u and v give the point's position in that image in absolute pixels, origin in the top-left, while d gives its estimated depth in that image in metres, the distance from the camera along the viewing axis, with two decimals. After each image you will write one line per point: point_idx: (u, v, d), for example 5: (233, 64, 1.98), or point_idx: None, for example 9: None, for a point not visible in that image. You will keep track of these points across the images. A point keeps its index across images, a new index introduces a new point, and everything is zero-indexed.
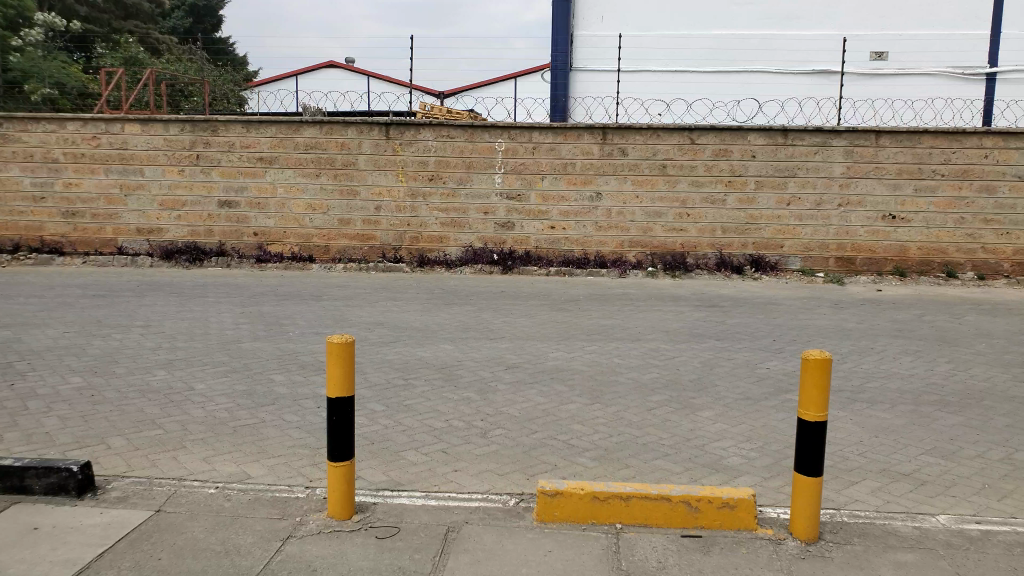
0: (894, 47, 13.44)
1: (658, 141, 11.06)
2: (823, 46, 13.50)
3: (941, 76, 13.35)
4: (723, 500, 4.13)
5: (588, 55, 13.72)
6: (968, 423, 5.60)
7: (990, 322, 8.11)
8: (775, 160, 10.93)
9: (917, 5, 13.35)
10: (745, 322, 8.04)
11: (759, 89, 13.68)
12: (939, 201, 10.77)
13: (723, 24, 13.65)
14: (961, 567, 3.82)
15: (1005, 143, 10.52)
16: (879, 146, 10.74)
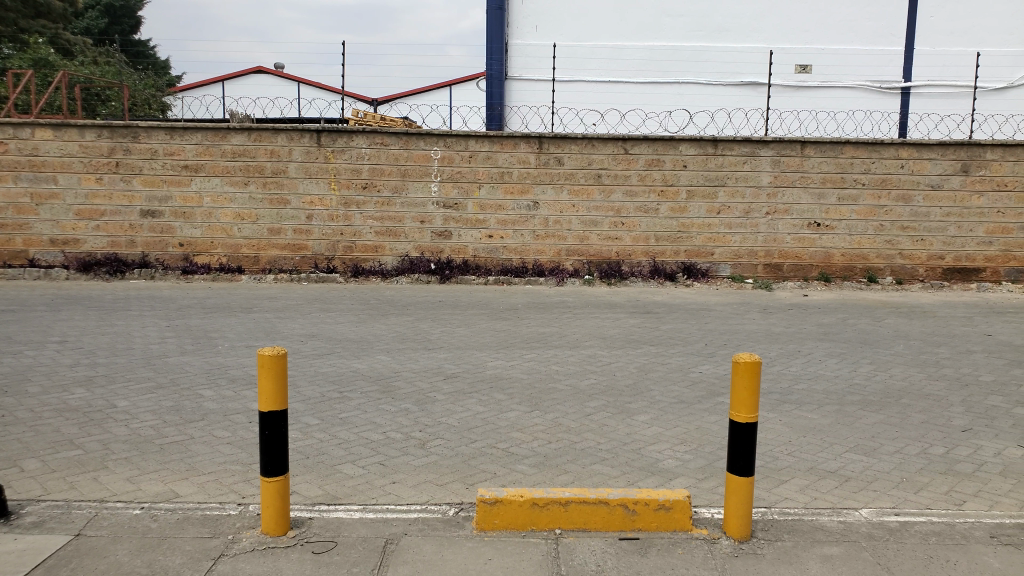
0: (817, 60, 13.96)
1: (592, 151, 11.23)
2: (751, 59, 13.95)
3: (860, 89, 13.95)
4: (660, 502, 4.19)
5: (524, 64, 13.83)
6: (888, 421, 5.85)
7: (908, 324, 8.51)
8: (705, 170, 11.23)
9: (838, 20, 13.89)
10: (678, 328, 8.21)
11: (690, 100, 14.06)
12: (861, 209, 11.25)
13: (656, 36, 13.94)
14: (882, 558, 3.99)
15: (919, 154, 11.06)
16: (804, 156, 11.14)
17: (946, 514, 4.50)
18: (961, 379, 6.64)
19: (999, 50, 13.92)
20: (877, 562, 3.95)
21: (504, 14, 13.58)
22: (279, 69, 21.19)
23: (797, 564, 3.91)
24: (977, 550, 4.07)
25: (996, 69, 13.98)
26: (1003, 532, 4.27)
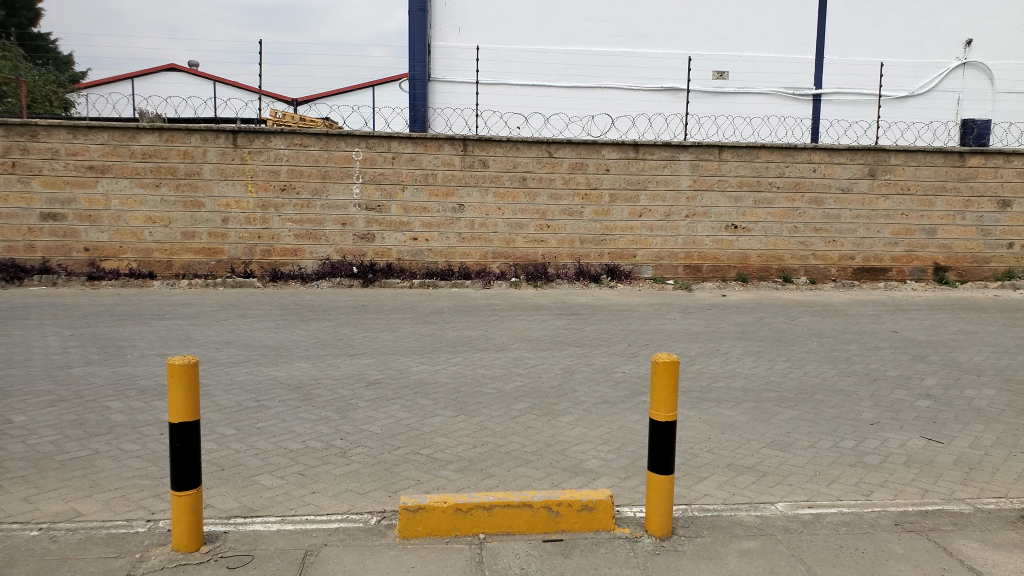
0: (734, 67, 14.37)
1: (517, 153, 11.25)
2: (670, 64, 14.26)
3: (775, 96, 14.46)
4: (583, 502, 4.22)
5: (447, 66, 13.78)
6: (802, 416, 6.06)
7: (820, 322, 8.84)
8: (627, 173, 11.42)
9: (754, 29, 14.33)
10: (602, 329, 8.32)
11: (612, 105, 14.28)
12: (776, 211, 11.64)
13: (579, 40, 14.08)
14: (796, 550, 4.11)
15: (830, 158, 11.53)
16: (721, 160, 11.47)
17: (856, 504, 4.68)
18: (870, 374, 6.94)
19: (901, 60, 14.60)
20: (791, 554, 4.07)
21: (426, 15, 13.48)
22: (194, 67, 20.49)
23: (715, 559, 3.99)
24: (883, 538, 4.25)
25: (898, 79, 14.66)
26: (907, 520, 4.47)
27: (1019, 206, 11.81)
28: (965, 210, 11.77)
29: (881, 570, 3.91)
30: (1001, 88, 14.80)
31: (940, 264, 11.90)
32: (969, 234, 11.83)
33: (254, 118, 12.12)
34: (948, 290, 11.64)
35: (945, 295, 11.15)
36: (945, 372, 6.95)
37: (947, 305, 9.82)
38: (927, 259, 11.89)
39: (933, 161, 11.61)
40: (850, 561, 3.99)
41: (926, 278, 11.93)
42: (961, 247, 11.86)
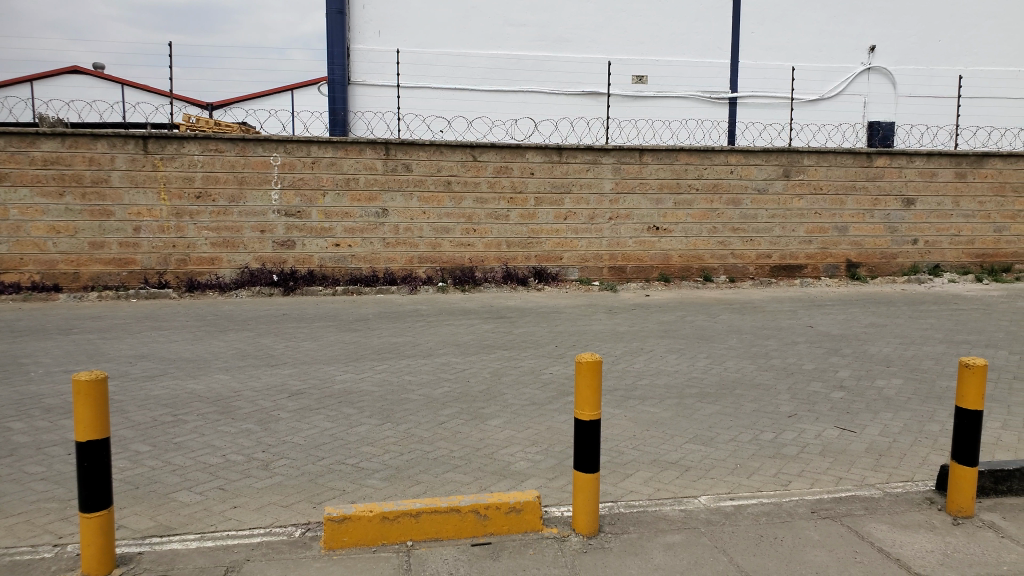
0: (652, 71, 14.56)
1: (441, 157, 11.25)
2: (591, 69, 14.40)
3: (694, 100, 14.73)
4: (511, 504, 4.22)
5: (367, 70, 13.65)
6: (723, 411, 6.22)
7: (740, 319, 9.10)
8: (551, 177, 11.53)
9: (671, 34, 14.58)
10: (530, 331, 8.37)
11: (535, 109, 14.36)
12: (696, 213, 11.96)
13: (499, 44, 14.12)
14: (718, 541, 4.22)
15: (745, 160, 11.92)
16: (642, 163, 11.71)
17: (775, 495, 4.84)
18: (787, 368, 7.19)
19: (811, 65, 15.02)
20: (713, 545, 4.17)
21: (345, 18, 13.35)
22: (100, 70, 19.66)
23: (641, 554, 4.06)
24: (800, 526, 4.40)
25: (808, 82, 15.04)
26: (822, 507, 4.65)
27: (922, 204, 12.45)
28: (873, 208, 12.34)
29: (799, 557, 4.05)
30: (904, 91, 15.24)
31: (852, 261, 12.44)
32: (878, 231, 12.41)
33: (165, 123, 11.69)
34: (859, 286, 12.17)
35: (858, 291, 11.65)
36: (857, 364, 7.25)
37: (858, 300, 10.27)
38: (840, 257, 12.41)
39: (843, 161, 12.12)
40: (769, 550, 4.12)
41: (839, 274, 12.44)
42: (871, 244, 12.43)
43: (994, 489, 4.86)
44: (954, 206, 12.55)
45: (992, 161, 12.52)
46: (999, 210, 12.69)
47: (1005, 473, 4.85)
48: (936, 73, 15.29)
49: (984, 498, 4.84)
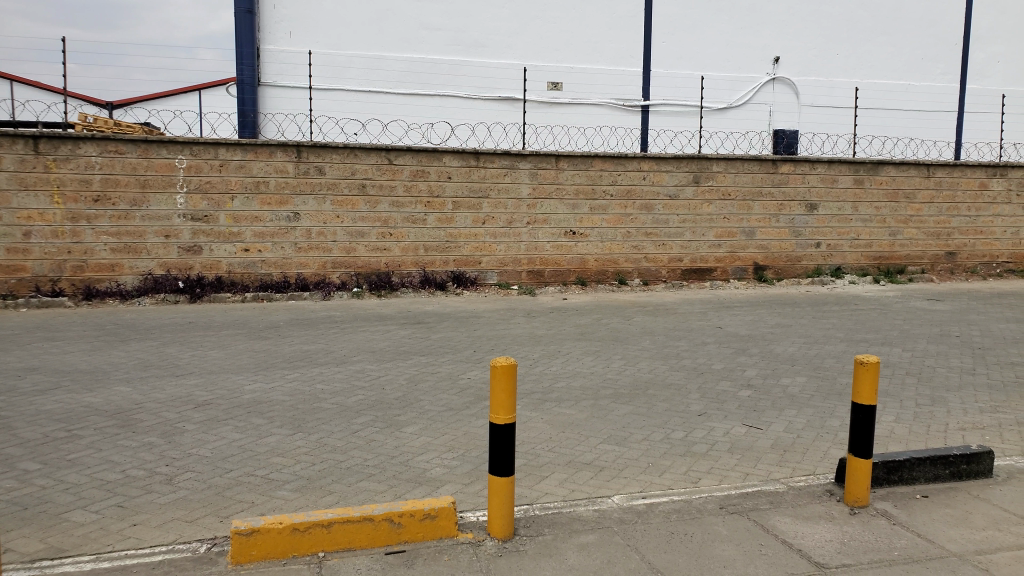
0: (567, 78, 14.53)
1: (355, 160, 11.10)
2: (506, 75, 14.32)
3: (606, 107, 14.76)
4: (425, 511, 4.19)
5: (278, 71, 13.34)
6: (636, 411, 6.36)
7: (652, 321, 9.33)
8: (469, 181, 11.55)
9: (584, 41, 14.57)
10: (447, 336, 8.34)
11: (452, 113, 14.17)
12: (610, 218, 12.19)
13: (414, 48, 13.91)
14: (630, 539, 4.31)
15: (657, 166, 12.21)
16: (558, 169, 11.85)
17: (685, 492, 4.97)
18: (697, 368, 7.40)
19: (719, 74, 15.25)
20: (626, 544, 4.26)
21: (254, 17, 12.98)
22: None
23: (555, 555, 4.09)
24: (709, 522, 4.53)
25: (716, 91, 15.28)
26: (730, 503, 4.80)
27: (824, 209, 13.06)
28: (779, 213, 12.86)
29: (707, 552, 4.17)
30: (806, 101, 15.66)
31: (759, 264, 12.92)
32: (783, 235, 12.94)
33: (58, 123, 11.08)
34: (766, 288, 12.67)
35: (763, 292, 12.11)
36: (764, 363, 7.54)
37: (764, 301, 10.67)
38: (747, 260, 12.88)
39: (749, 168, 12.60)
40: (679, 546, 4.22)
41: (747, 277, 12.92)
42: (777, 247, 12.94)
43: (887, 479, 5.13)
44: (854, 210, 13.21)
45: (887, 169, 13.25)
46: (894, 215, 13.43)
47: (896, 463, 5.12)
48: (836, 84, 15.76)
49: (877, 488, 5.10)
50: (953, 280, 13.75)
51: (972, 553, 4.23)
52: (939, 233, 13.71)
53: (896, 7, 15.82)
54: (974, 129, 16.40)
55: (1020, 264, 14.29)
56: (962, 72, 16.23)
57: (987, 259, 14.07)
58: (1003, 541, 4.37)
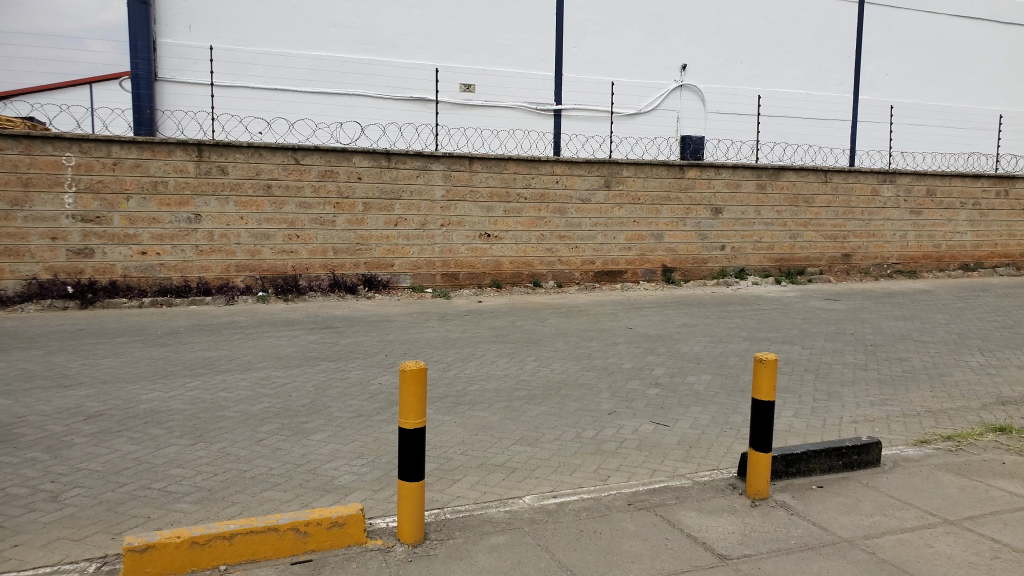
0: (480, 81, 14.11)
1: (260, 160, 10.81)
2: (419, 75, 13.72)
3: (519, 111, 14.37)
4: (332, 519, 4.09)
5: (176, 66, 12.47)
6: (548, 411, 6.42)
7: (566, 322, 9.44)
8: (380, 182, 11.42)
9: (495, 43, 14.16)
10: (358, 341, 8.21)
11: (363, 113, 13.46)
12: (524, 220, 12.29)
13: (322, 46, 13.17)
14: (541, 539, 4.33)
15: (570, 170, 12.40)
16: (472, 171, 11.88)
17: (594, 490, 5.04)
18: (608, 368, 7.54)
19: (629, 80, 15.06)
20: (536, 544, 4.28)
21: (149, 9, 12.08)
22: None
23: (465, 557, 4.08)
24: (617, 518, 4.61)
25: (626, 97, 15.04)
26: (638, 499, 4.90)
27: (728, 212, 13.55)
28: (685, 217, 13.26)
29: (615, 548, 4.24)
30: (712, 108, 15.69)
31: (668, 266, 13.28)
32: (690, 238, 13.35)
33: None
34: (675, 289, 13.04)
35: (672, 293, 12.46)
36: (671, 361, 7.76)
37: (672, 302, 10.96)
38: (656, 262, 13.21)
39: (658, 172, 12.96)
40: (588, 544, 4.28)
41: (656, 278, 13.25)
42: (684, 250, 13.33)
43: (786, 472, 5.35)
44: (757, 214, 13.76)
45: (787, 174, 13.88)
46: (794, 219, 14.07)
47: (794, 456, 5.35)
48: (739, 92, 15.86)
49: (776, 480, 5.32)
50: (848, 280, 14.52)
51: (862, 538, 4.46)
52: (836, 236, 14.45)
53: (794, 19, 16.20)
54: (871, 137, 16.86)
55: (908, 265, 15.22)
56: (856, 83, 16.70)
57: (879, 260, 14.92)
58: (888, 525, 4.63)
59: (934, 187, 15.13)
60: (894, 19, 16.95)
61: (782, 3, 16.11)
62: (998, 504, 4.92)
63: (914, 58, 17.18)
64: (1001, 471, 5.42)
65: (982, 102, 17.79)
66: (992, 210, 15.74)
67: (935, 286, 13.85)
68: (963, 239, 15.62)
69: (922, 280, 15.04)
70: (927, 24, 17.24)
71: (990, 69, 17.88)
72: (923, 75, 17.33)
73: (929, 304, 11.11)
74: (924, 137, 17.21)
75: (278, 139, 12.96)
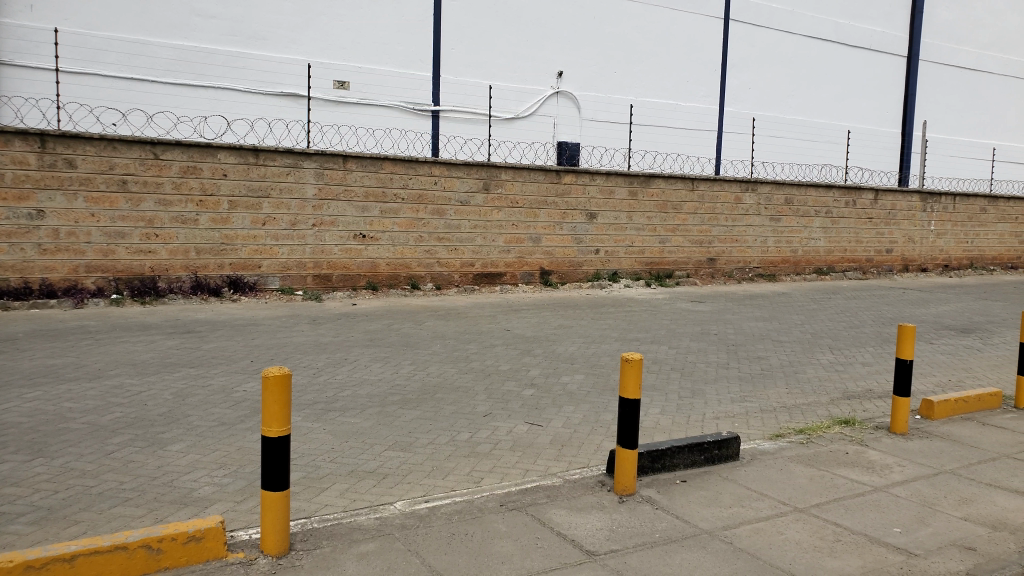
0: (355, 78, 13.77)
1: (113, 153, 10.25)
2: (290, 70, 13.27)
3: (395, 110, 14.12)
4: (189, 534, 3.82)
5: (15, 49, 11.47)
6: (422, 415, 6.38)
7: (442, 325, 9.42)
8: (247, 180, 11.04)
9: (372, 42, 13.90)
10: (221, 346, 7.85)
11: (229, 107, 12.87)
12: (401, 222, 12.17)
13: (185, 35, 12.51)
14: (412, 545, 4.27)
15: (448, 172, 12.41)
16: (346, 170, 11.67)
17: (466, 492, 5.05)
18: (484, 370, 7.59)
19: (506, 84, 15.18)
20: (407, 549, 4.22)
21: None
22: None
23: (332, 566, 3.96)
24: (488, 520, 4.63)
25: (504, 101, 15.15)
26: (509, 500, 4.94)
27: (602, 217, 13.96)
28: (562, 221, 13.56)
29: (485, 550, 4.25)
30: (587, 116, 15.98)
31: (545, 269, 13.53)
32: (566, 242, 13.65)
33: None
34: (551, 291, 13.30)
35: (548, 296, 12.72)
36: (547, 362, 7.90)
37: (547, 304, 11.20)
38: (534, 265, 13.43)
39: (535, 177, 13.18)
40: (458, 547, 4.27)
41: (534, 281, 13.46)
42: (561, 254, 13.63)
43: (651, 467, 5.55)
44: (628, 220, 14.25)
45: (657, 182, 14.49)
46: (663, 224, 14.68)
47: (659, 452, 5.57)
48: (613, 100, 16.29)
49: (643, 476, 5.52)
50: (713, 283, 15.31)
51: (720, 529, 4.70)
52: (702, 241, 15.20)
53: (665, 32, 16.85)
54: (734, 148, 17.83)
55: (769, 269, 16.20)
56: (721, 96, 17.60)
57: (742, 264, 15.81)
58: (745, 516, 4.89)
59: (791, 196, 16.23)
60: (756, 36, 18.02)
61: (653, 16, 16.71)
62: (840, 491, 5.32)
63: (774, 74, 18.33)
64: (845, 460, 5.86)
65: (835, 118, 19.21)
66: (842, 218, 17.05)
67: (793, 289, 14.85)
68: (817, 245, 16.82)
69: (781, 283, 16.06)
70: (786, 42, 18.43)
71: (842, 88, 19.33)
72: (783, 91, 18.48)
73: (785, 306, 11.90)
74: (784, 149, 18.38)
75: (133, 132, 12.19)
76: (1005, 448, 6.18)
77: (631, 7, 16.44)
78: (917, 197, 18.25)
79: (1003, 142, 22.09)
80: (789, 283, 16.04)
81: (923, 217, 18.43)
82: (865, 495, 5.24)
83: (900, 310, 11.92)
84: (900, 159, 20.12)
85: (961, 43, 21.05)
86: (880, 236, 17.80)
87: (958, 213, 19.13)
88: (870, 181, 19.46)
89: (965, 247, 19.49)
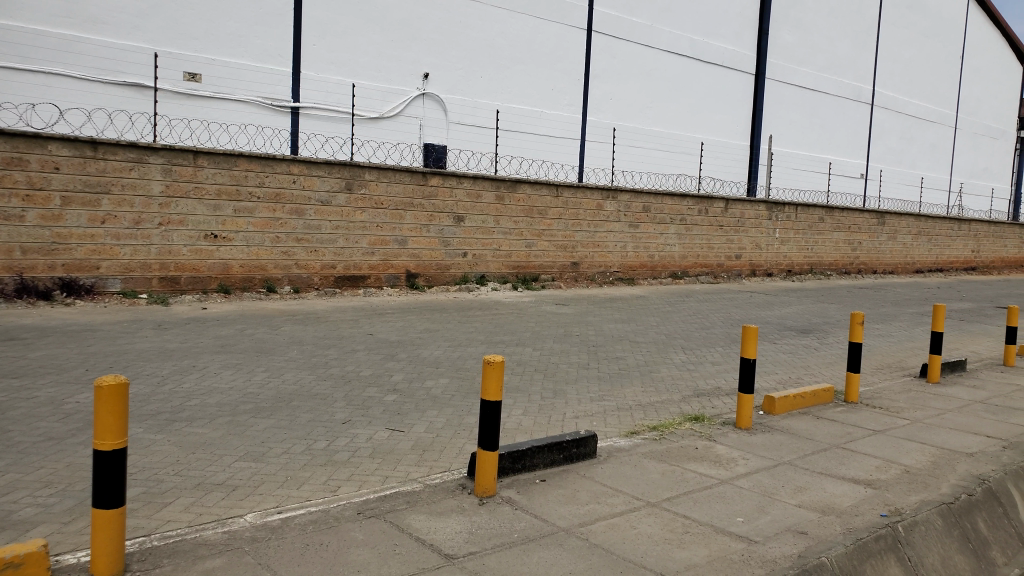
0: (207, 71, 13.10)
1: None
2: (134, 59, 12.44)
3: (253, 106, 13.54)
4: (5, 560, 3.27)
5: None
6: (276, 424, 6.16)
7: (300, 330, 9.15)
8: (82, 174, 10.30)
9: (228, 34, 13.29)
10: (50, 355, 7.23)
11: (64, 95, 11.89)
12: (256, 221, 11.72)
13: (9, 14, 11.51)
14: (263, 557, 4.09)
15: (308, 171, 12.09)
16: (196, 167, 11.10)
17: (321, 502, 4.91)
18: (344, 376, 7.43)
19: (370, 83, 14.93)
20: (257, 563, 4.03)
21: None
22: None
23: None
24: (345, 529, 4.52)
25: (369, 100, 14.88)
26: (367, 507, 4.85)
27: (469, 221, 14.06)
28: (429, 223, 13.52)
29: (342, 559, 4.15)
30: (453, 119, 16.02)
31: (411, 272, 13.44)
32: (433, 244, 13.63)
33: None
34: (416, 294, 13.22)
35: (412, 298, 12.61)
36: (409, 367, 7.84)
37: (411, 307, 11.14)
38: (400, 267, 13.31)
39: (401, 179, 13.09)
40: (314, 558, 4.13)
41: (399, 284, 13.32)
42: (427, 256, 13.59)
43: (512, 468, 5.63)
44: (495, 223, 14.41)
45: (524, 187, 14.79)
46: (529, 228, 14.96)
47: (519, 453, 5.66)
48: (479, 105, 16.44)
49: (504, 477, 5.58)
50: (577, 286, 15.78)
51: (577, 525, 4.83)
52: (565, 246, 15.60)
53: (531, 39, 17.21)
54: (598, 156, 18.45)
55: (628, 273, 16.88)
56: (584, 104, 18.17)
57: (603, 268, 16.37)
58: (601, 512, 5.06)
59: (649, 204, 17.03)
60: (617, 49, 18.74)
61: (519, 23, 17.01)
62: (690, 485, 5.61)
63: (634, 86, 19.14)
64: (694, 455, 6.19)
65: (691, 129, 20.31)
66: (695, 226, 18.08)
67: (651, 292, 15.55)
68: (673, 250, 17.71)
69: (639, 286, 16.78)
70: (645, 56, 19.29)
71: (697, 102, 20.45)
72: (642, 103, 19.32)
73: (642, 308, 12.44)
74: (645, 158, 19.21)
75: None
76: (834, 439, 6.75)
77: (497, 13, 16.66)
78: (763, 207, 19.70)
79: (840, 157, 24.17)
80: (646, 286, 16.79)
81: (769, 225, 19.87)
82: (712, 488, 5.56)
83: (746, 313, 12.77)
84: (750, 170, 21.56)
85: (802, 65, 22.86)
86: (730, 242, 19.01)
87: (800, 221, 20.75)
88: (721, 190, 20.71)
89: (808, 253, 21.17)
